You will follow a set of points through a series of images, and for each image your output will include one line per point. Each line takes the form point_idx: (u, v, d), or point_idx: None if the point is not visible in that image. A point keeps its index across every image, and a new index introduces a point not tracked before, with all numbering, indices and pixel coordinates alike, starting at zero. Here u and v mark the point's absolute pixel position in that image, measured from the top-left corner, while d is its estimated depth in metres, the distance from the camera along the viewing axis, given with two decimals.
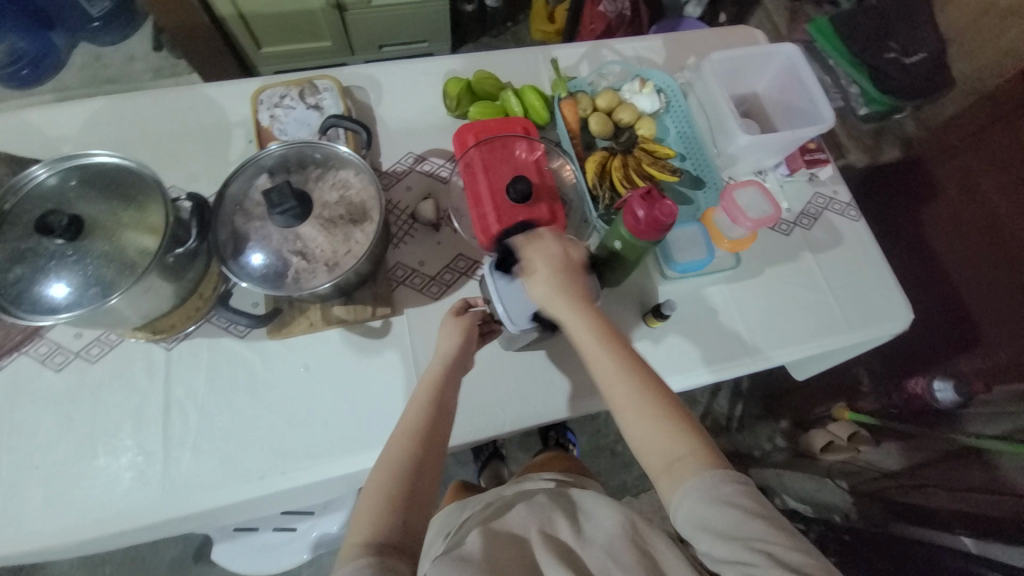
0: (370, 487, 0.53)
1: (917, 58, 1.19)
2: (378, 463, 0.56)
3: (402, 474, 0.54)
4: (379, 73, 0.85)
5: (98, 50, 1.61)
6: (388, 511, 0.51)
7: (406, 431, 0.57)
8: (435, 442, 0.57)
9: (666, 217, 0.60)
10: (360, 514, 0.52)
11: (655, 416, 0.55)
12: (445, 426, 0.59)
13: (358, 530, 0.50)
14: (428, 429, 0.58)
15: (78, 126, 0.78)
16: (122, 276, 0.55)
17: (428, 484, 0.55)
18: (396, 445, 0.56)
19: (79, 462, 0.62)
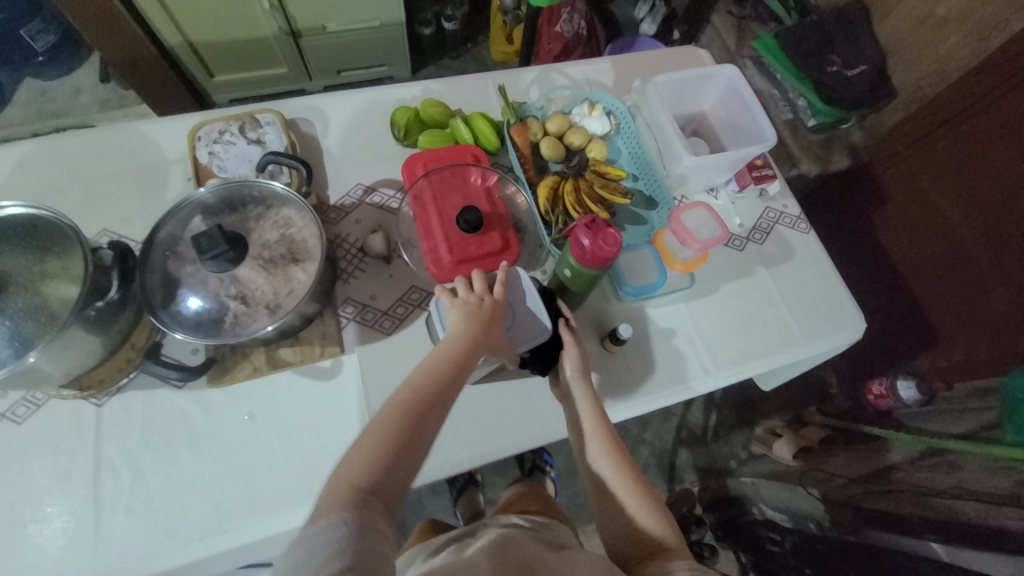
0: (366, 434, 0.51)
1: (858, 71, 1.23)
2: (384, 408, 0.53)
3: (411, 416, 0.53)
4: (326, 104, 0.83)
5: (43, 84, 1.55)
6: (382, 455, 0.49)
7: (414, 387, 0.55)
8: (448, 394, 0.56)
9: (611, 246, 0.61)
10: (351, 458, 0.49)
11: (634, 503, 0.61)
12: (462, 380, 0.57)
13: (343, 472, 0.48)
14: (437, 386, 0.55)
15: (4, 170, 0.74)
16: (39, 332, 0.52)
17: (425, 440, 0.53)
18: (402, 397, 0.54)
19: (1, 536, 0.57)
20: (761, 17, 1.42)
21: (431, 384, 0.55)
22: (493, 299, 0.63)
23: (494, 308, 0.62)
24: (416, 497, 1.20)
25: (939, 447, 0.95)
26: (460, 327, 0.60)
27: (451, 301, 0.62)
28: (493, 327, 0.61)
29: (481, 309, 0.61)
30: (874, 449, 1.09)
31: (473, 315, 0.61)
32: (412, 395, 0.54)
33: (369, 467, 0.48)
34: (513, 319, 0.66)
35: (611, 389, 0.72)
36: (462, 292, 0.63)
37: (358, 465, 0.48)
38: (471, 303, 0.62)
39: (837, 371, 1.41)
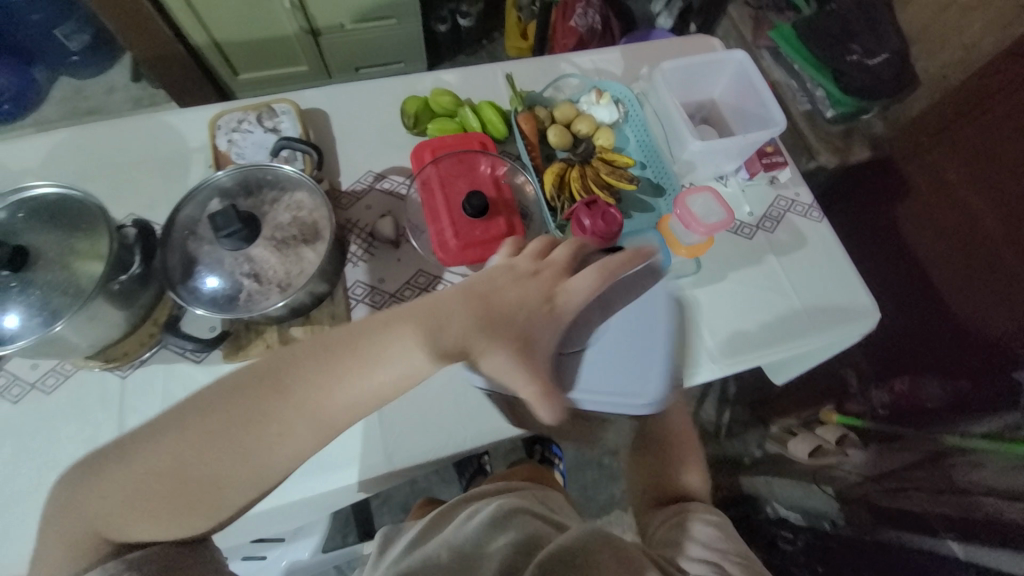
0: (168, 453, 0.41)
1: (880, 60, 1.18)
2: (213, 413, 0.42)
3: (209, 441, 0.42)
4: (339, 94, 0.86)
5: (79, 83, 1.64)
6: (158, 498, 0.41)
7: (275, 396, 0.43)
8: (276, 410, 0.43)
9: (612, 224, 0.65)
10: (124, 491, 0.41)
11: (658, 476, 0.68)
12: (304, 396, 0.44)
13: (121, 505, 0.41)
14: (262, 400, 0.43)
15: (40, 158, 0.79)
16: (69, 303, 0.55)
17: (235, 468, 0.42)
18: (251, 408, 0.42)
19: (31, 496, 0.61)
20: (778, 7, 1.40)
21: (316, 402, 0.44)
22: (554, 278, 0.52)
23: (540, 296, 0.51)
24: (425, 484, 1.21)
25: (961, 446, 0.89)
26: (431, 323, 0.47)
27: (513, 257, 0.56)
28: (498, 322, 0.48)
29: (529, 284, 0.51)
30: (899, 447, 1.02)
31: (493, 292, 0.50)
32: (259, 408, 0.43)
33: (160, 512, 0.41)
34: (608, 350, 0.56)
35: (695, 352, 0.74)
36: (531, 250, 0.56)
37: (145, 509, 0.41)
38: (521, 267, 0.53)
39: (857, 370, 1.28)
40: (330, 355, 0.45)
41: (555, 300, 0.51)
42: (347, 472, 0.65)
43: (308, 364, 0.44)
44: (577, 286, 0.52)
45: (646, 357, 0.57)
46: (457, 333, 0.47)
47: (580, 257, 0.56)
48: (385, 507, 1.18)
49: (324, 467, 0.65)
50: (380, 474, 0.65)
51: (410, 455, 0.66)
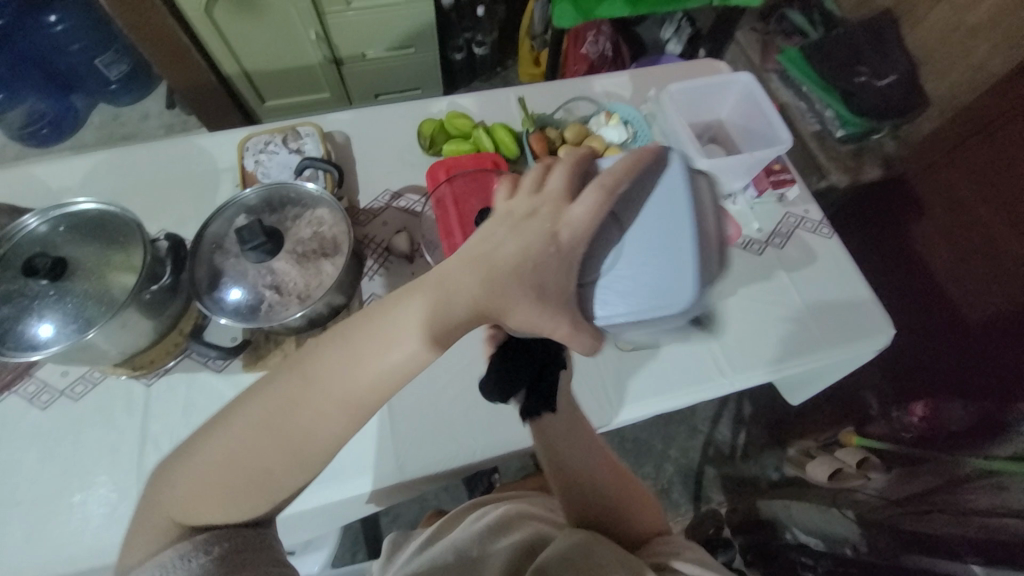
0: (219, 448, 0.41)
1: (889, 81, 1.21)
2: (252, 405, 0.41)
3: (257, 431, 0.40)
4: (359, 118, 0.90)
5: (115, 110, 1.74)
6: (215, 492, 0.41)
7: (304, 383, 0.41)
8: (317, 396, 0.41)
9: None
10: (187, 487, 0.42)
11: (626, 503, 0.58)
12: (340, 379, 0.41)
13: (186, 497, 0.42)
14: (302, 389, 0.41)
15: (80, 178, 0.84)
16: (102, 312, 0.58)
17: (289, 453, 0.41)
18: (284, 396, 0.41)
19: (56, 499, 0.63)
20: (785, 32, 1.43)
21: (347, 383, 0.41)
22: (555, 214, 0.44)
23: (543, 239, 0.43)
24: (435, 502, 1.20)
25: (987, 469, 0.86)
26: (448, 288, 0.42)
27: (507, 196, 0.46)
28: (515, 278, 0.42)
29: (527, 229, 0.43)
30: (918, 470, 1.00)
31: (496, 250, 0.43)
32: (292, 395, 0.41)
33: (220, 503, 0.42)
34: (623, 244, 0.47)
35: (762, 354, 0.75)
36: (524, 184, 0.46)
37: (204, 501, 0.41)
38: (517, 212, 0.45)
39: (878, 393, 1.25)
40: (359, 339, 0.42)
41: (560, 234, 0.43)
42: (359, 481, 0.66)
43: (331, 346, 0.42)
44: (580, 216, 0.43)
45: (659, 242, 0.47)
46: (472, 301, 0.42)
47: (578, 177, 0.46)
48: (395, 524, 1.17)
49: (340, 476, 0.66)
50: (390, 484, 0.66)
51: (421, 465, 0.67)
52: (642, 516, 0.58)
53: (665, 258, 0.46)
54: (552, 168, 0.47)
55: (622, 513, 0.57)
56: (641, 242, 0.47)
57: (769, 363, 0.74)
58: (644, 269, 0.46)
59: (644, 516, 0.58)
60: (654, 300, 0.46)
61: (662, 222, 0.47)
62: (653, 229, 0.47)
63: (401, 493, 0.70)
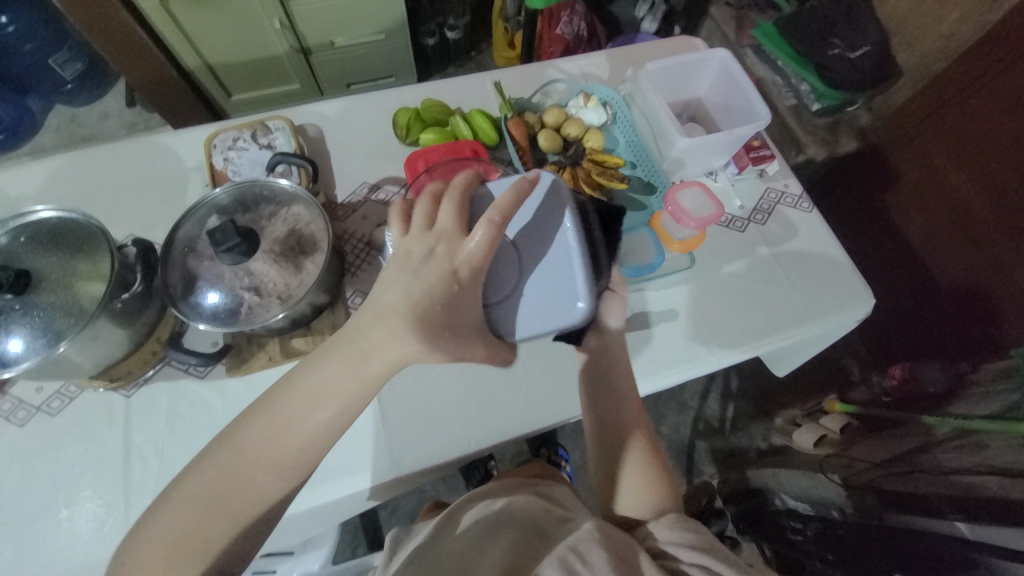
0: (176, 517, 0.46)
1: (861, 53, 1.21)
2: (205, 475, 0.48)
3: (210, 493, 0.47)
4: (331, 109, 0.87)
5: (73, 111, 1.66)
6: (172, 557, 0.46)
7: (245, 454, 0.48)
8: (253, 458, 0.48)
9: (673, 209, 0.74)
10: (147, 556, 0.46)
11: (634, 475, 0.61)
12: (271, 442, 0.48)
13: (142, 568, 0.46)
14: (238, 456, 0.48)
15: (39, 184, 0.80)
16: (70, 324, 0.56)
17: (241, 508, 0.47)
18: (227, 466, 0.48)
19: (39, 518, 0.61)
20: (759, 6, 1.43)
21: (282, 447, 0.48)
22: (451, 250, 0.50)
23: (447, 277, 0.49)
24: (433, 493, 1.21)
25: (965, 429, 0.91)
26: (356, 358, 0.48)
27: (402, 236, 0.52)
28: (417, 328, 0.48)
29: (427, 271, 0.49)
30: (899, 434, 1.04)
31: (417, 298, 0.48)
32: (231, 459, 0.48)
33: (177, 571, 0.45)
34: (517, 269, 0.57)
35: (749, 330, 0.76)
36: (416, 224, 0.52)
37: (160, 569, 0.45)
38: (415, 253, 0.50)
39: (858, 359, 1.32)
40: (278, 413, 0.49)
41: (459, 270, 0.50)
42: (356, 479, 0.65)
43: (262, 416, 0.49)
44: (471, 249, 0.50)
45: (549, 260, 0.57)
46: (382, 356, 0.48)
47: (464, 210, 0.53)
48: (394, 517, 1.18)
49: (335, 476, 0.65)
50: (387, 480, 0.66)
51: (416, 460, 0.67)
52: (631, 489, 0.60)
53: (556, 280, 0.56)
54: (441, 206, 0.53)
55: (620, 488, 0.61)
56: (532, 271, 0.57)
57: (757, 338, 0.75)
58: (542, 292, 0.56)
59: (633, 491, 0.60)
60: (553, 317, 0.56)
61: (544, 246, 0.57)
62: (542, 257, 0.57)
63: (397, 489, 0.70)
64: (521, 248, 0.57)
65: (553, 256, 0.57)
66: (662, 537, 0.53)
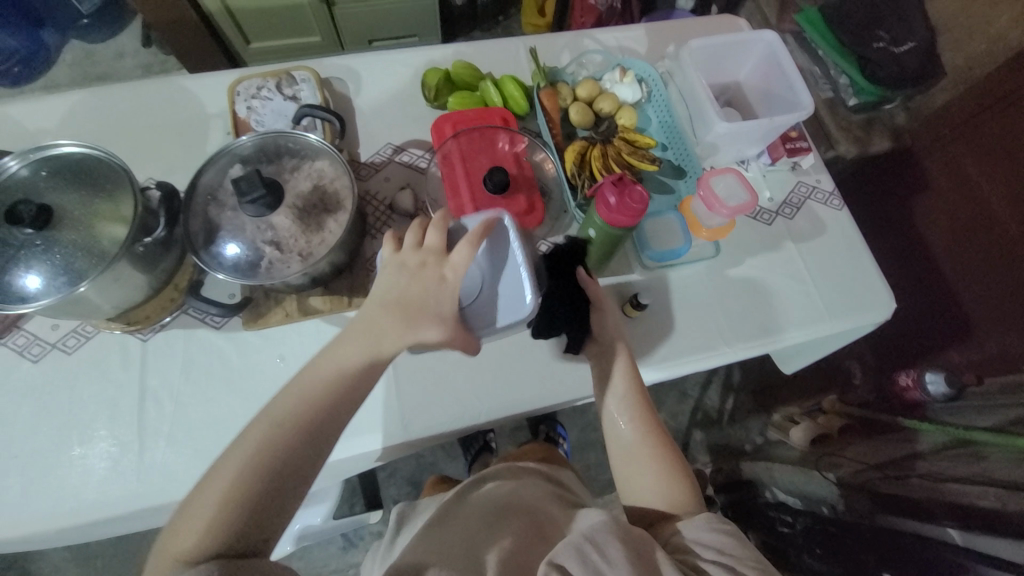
0: (222, 481, 0.45)
1: (907, 48, 1.15)
2: (249, 440, 0.47)
3: (262, 453, 0.46)
4: (359, 64, 0.84)
5: (87, 47, 1.61)
6: (222, 517, 0.44)
7: (275, 421, 0.48)
8: (304, 421, 0.48)
9: (705, 194, 0.72)
10: (195, 520, 0.44)
11: (656, 461, 0.61)
12: (318, 408, 0.49)
13: (192, 536, 0.43)
14: (293, 418, 0.48)
15: (57, 118, 0.78)
16: (92, 264, 0.55)
17: (295, 468, 0.47)
18: (274, 428, 0.48)
19: (54, 452, 0.62)
20: None
21: (319, 410, 0.49)
22: (438, 262, 0.55)
23: (435, 282, 0.54)
24: (431, 458, 1.22)
25: (965, 439, 0.92)
26: (366, 338, 0.52)
27: (394, 252, 0.57)
28: (419, 312, 0.53)
29: (419, 277, 0.54)
30: (895, 438, 1.06)
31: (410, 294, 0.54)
32: (278, 425, 0.48)
33: (223, 531, 0.43)
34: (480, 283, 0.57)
35: (766, 324, 0.75)
36: (407, 244, 0.57)
37: (209, 532, 0.43)
38: (409, 264, 0.55)
39: (862, 363, 1.33)
40: (320, 383, 0.50)
41: (446, 277, 0.54)
42: (366, 439, 0.66)
43: (303, 387, 0.50)
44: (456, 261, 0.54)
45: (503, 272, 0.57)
46: (390, 337, 0.52)
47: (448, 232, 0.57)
48: (392, 479, 1.20)
49: (347, 435, 0.66)
50: (397, 443, 0.66)
51: (426, 427, 0.67)
52: (650, 483, 0.60)
53: (505, 286, 0.57)
54: (427, 228, 0.57)
55: (639, 475, 0.61)
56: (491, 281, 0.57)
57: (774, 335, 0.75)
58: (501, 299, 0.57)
59: (649, 486, 0.60)
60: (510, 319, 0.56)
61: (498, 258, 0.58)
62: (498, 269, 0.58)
63: (404, 453, 0.71)
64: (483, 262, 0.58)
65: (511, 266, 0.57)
66: (688, 539, 0.53)
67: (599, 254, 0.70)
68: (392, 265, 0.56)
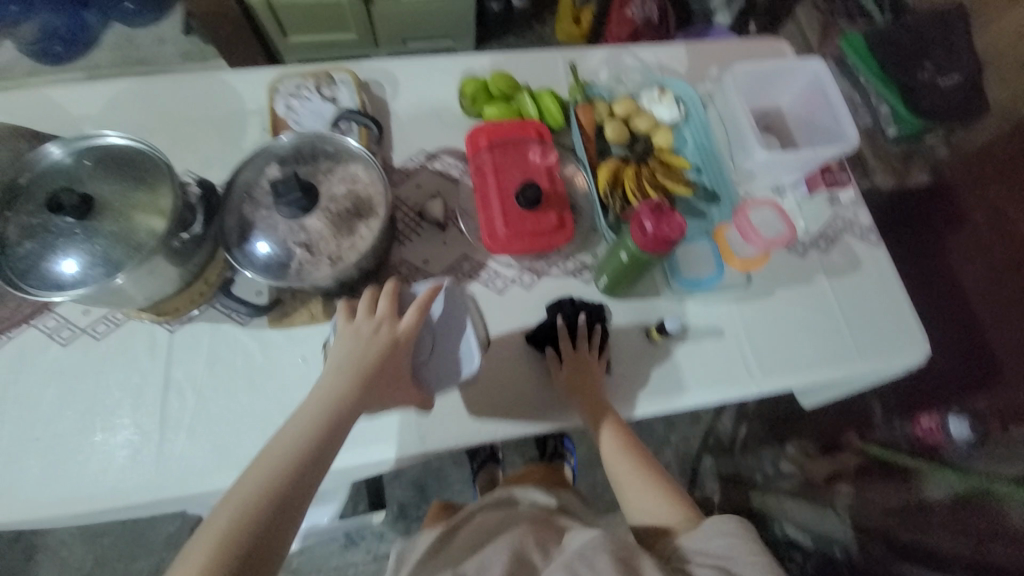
0: (204, 542, 0.44)
1: (952, 81, 1.13)
2: (231, 499, 0.46)
3: (247, 508, 0.46)
4: (398, 69, 0.85)
5: (129, 31, 1.64)
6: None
7: (244, 502, 0.46)
8: (285, 479, 0.48)
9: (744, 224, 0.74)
10: None
11: (653, 491, 0.64)
12: (300, 464, 0.49)
13: None
14: (275, 477, 0.48)
15: (101, 106, 0.79)
16: (129, 256, 0.56)
17: (278, 525, 0.46)
18: (259, 485, 0.47)
19: (77, 437, 0.63)
20: (850, 12, 1.33)
21: (298, 468, 0.49)
22: (390, 329, 0.57)
23: (388, 347, 0.56)
24: (437, 463, 1.22)
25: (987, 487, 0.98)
26: (333, 400, 0.53)
27: (346, 321, 0.58)
28: (377, 378, 0.55)
29: (373, 343, 0.56)
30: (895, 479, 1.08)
31: (362, 360, 0.55)
32: (259, 484, 0.47)
33: None
34: (432, 347, 0.63)
35: (791, 360, 0.73)
36: (360, 312, 0.58)
37: None
38: (364, 331, 0.57)
39: (882, 399, 1.23)
40: (298, 441, 0.50)
41: (400, 341, 0.57)
42: (381, 448, 0.66)
43: (280, 446, 0.50)
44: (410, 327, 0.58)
45: (453, 336, 0.64)
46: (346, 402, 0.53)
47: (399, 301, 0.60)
48: (397, 480, 1.20)
49: (364, 442, 0.66)
50: (412, 454, 0.66)
51: (443, 439, 0.67)
52: (650, 510, 0.63)
53: (453, 349, 0.63)
54: (377, 297, 0.60)
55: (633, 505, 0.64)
56: (442, 346, 0.63)
57: (800, 372, 0.73)
58: (451, 361, 0.63)
59: (649, 510, 0.63)
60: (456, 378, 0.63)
61: (446, 326, 0.64)
62: (448, 336, 0.64)
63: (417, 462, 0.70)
64: (435, 328, 0.64)
65: (461, 333, 0.64)
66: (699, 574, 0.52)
67: (621, 274, 0.68)
68: (343, 334, 0.57)
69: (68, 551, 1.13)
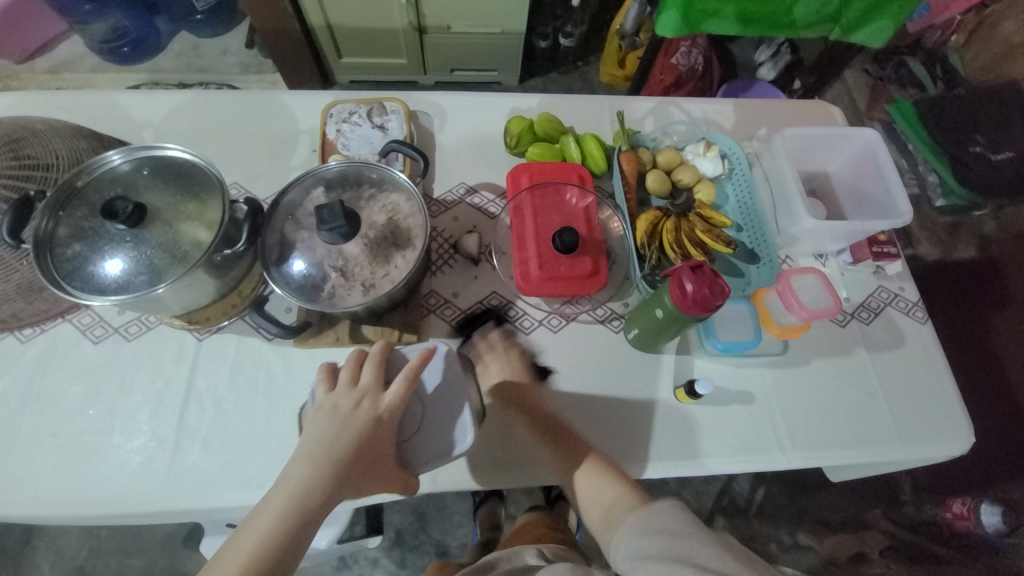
0: None
1: (1005, 157, 1.10)
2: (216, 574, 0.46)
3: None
4: (447, 102, 0.87)
5: (196, 40, 1.74)
6: None
7: None
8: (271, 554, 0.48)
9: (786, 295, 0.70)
10: None
11: (597, 473, 0.62)
12: (285, 539, 0.48)
13: None
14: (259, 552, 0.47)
15: (162, 114, 0.83)
16: (171, 268, 0.57)
17: None
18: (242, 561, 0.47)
19: (94, 437, 0.63)
20: (901, 81, 1.30)
21: (282, 544, 0.48)
22: (374, 403, 0.56)
23: (370, 424, 0.55)
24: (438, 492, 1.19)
25: None
26: (313, 471, 0.52)
27: (327, 391, 0.57)
28: (355, 457, 0.53)
29: (353, 420, 0.55)
30: None
31: (340, 439, 0.54)
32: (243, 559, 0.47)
33: None
34: (421, 420, 0.60)
35: (825, 437, 0.69)
36: (341, 382, 0.57)
37: None
38: (343, 406, 0.55)
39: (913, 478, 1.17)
40: (281, 514, 0.49)
41: (382, 417, 0.56)
42: None
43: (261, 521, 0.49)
44: (393, 400, 0.57)
45: (445, 408, 0.61)
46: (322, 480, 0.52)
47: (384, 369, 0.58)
48: (396, 505, 1.17)
49: None
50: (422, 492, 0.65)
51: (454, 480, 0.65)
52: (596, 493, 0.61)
53: (444, 425, 0.60)
54: (363, 364, 0.58)
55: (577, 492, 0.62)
56: (432, 419, 0.60)
57: (834, 450, 0.69)
58: (440, 437, 0.59)
59: (595, 494, 0.61)
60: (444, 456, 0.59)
61: (438, 396, 0.61)
62: (440, 407, 0.60)
63: None
64: (427, 400, 0.61)
65: (453, 405, 0.61)
66: None
67: (655, 330, 0.67)
68: (323, 405, 0.56)
69: (64, 540, 1.13)
